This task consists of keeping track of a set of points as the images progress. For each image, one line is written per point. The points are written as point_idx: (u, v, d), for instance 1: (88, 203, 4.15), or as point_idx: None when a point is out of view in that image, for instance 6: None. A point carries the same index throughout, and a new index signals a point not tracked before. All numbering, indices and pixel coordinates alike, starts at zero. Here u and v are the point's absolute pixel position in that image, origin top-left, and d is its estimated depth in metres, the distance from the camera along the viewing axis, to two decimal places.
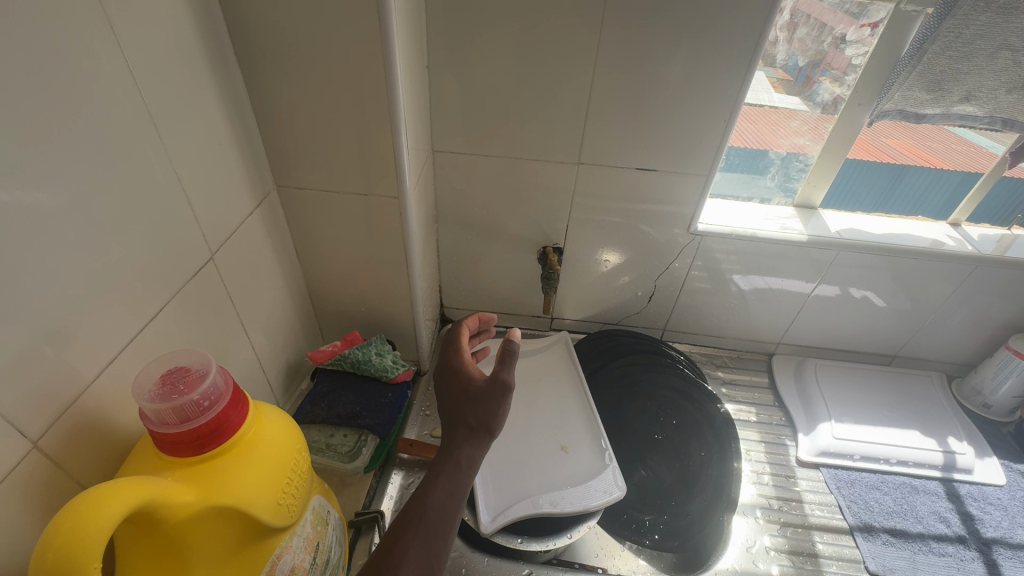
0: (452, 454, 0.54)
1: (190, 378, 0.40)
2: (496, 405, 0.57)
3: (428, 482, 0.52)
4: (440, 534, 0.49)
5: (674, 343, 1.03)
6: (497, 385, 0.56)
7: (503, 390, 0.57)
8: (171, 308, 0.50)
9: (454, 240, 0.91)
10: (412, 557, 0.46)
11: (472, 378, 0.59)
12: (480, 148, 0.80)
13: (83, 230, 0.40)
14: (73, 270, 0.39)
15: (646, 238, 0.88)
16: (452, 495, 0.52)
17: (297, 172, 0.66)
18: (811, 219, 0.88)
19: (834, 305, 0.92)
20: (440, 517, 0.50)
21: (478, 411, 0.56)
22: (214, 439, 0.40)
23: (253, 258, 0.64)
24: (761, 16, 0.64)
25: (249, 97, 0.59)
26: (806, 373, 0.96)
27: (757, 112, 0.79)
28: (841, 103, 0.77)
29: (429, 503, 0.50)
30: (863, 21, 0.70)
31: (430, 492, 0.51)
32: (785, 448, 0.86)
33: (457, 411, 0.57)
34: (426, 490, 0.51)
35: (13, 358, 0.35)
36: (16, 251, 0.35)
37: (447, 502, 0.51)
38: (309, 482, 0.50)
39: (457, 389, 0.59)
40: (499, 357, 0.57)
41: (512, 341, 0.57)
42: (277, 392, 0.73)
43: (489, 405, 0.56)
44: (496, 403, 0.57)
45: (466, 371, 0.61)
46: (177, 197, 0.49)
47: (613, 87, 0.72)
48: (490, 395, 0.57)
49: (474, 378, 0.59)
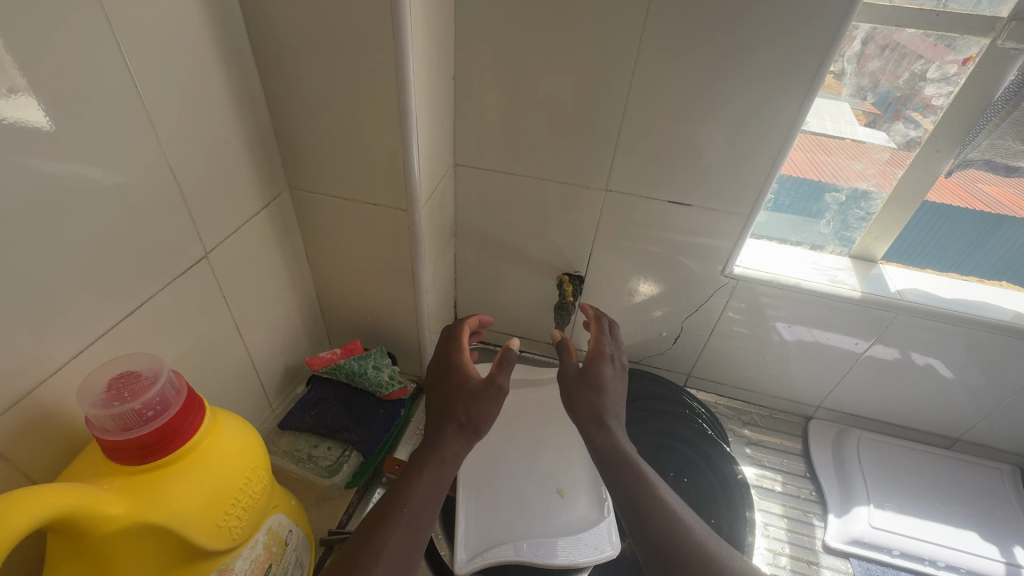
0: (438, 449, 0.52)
1: (138, 384, 0.39)
2: (489, 405, 0.56)
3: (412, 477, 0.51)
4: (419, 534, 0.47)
5: (699, 390, 0.95)
6: (493, 387, 0.56)
7: (498, 394, 0.56)
8: (152, 304, 0.50)
9: (473, 257, 0.88)
10: (389, 551, 0.45)
11: (468, 376, 0.59)
12: (503, 164, 0.76)
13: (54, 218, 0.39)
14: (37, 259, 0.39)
15: (674, 275, 0.81)
16: (433, 491, 0.50)
17: (309, 176, 0.65)
18: (867, 273, 0.78)
19: (885, 372, 0.81)
20: (417, 518, 0.48)
21: (468, 409, 0.55)
22: (155, 450, 0.38)
23: (255, 258, 0.63)
24: (818, 45, 0.57)
25: (265, 98, 0.59)
26: (845, 444, 0.85)
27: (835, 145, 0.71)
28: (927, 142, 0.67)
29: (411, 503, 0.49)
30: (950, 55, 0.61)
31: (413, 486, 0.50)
32: (812, 529, 0.75)
33: (449, 406, 0.56)
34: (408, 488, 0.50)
35: None
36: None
37: (427, 502, 0.50)
38: (265, 502, 0.48)
39: (451, 387, 0.58)
40: (498, 361, 0.57)
41: (510, 348, 0.57)
42: (270, 394, 0.72)
43: (482, 405, 0.56)
44: (490, 403, 0.56)
45: (464, 369, 0.60)
46: (169, 192, 0.49)
47: (646, 111, 0.66)
48: (484, 395, 0.56)
49: (469, 377, 0.58)
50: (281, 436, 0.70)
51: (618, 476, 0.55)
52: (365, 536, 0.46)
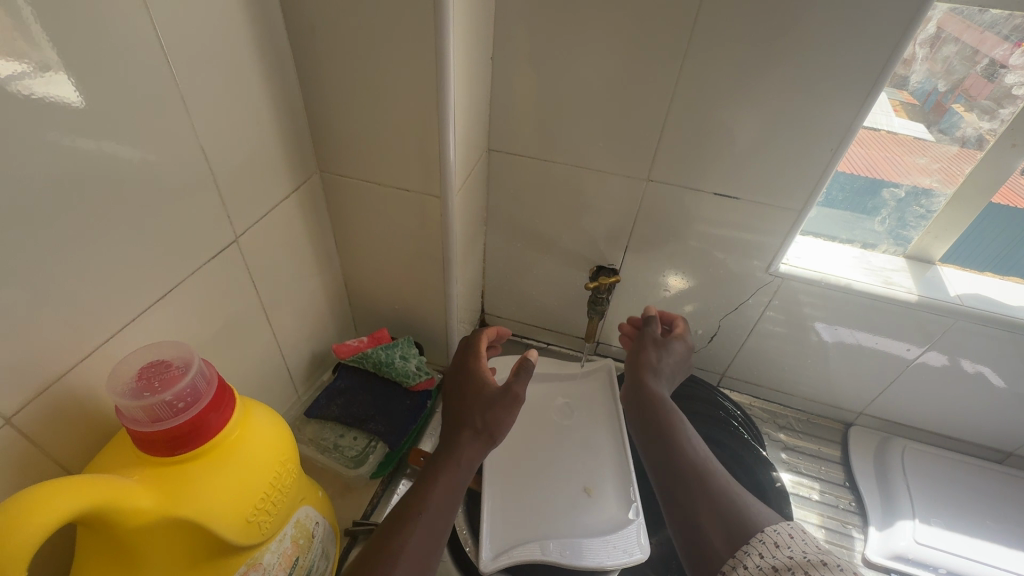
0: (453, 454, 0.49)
1: (169, 374, 0.37)
2: (505, 415, 0.53)
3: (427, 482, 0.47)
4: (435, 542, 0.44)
5: (732, 391, 0.91)
6: (509, 396, 0.53)
7: (513, 403, 0.53)
8: (184, 289, 0.48)
9: (503, 246, 0.85)
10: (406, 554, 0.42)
11: (484, 384, 0.56)
12: (540, 150, 0.73)
13: (87, 199, 0.38)
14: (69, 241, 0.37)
15: (714, 271, 0.77)
16: (448, 497, 0.47)
17: (341, 159, 0.63)
18: (923, 275, 0.73)
19: (937, 380, 0.77)
20: (434, 523, 0.45)
21: (484, 415, 0.52)
22: (185, 442, 0.37)
23: (284, 243, 0.62)
24: (896, 27, 0.52)
25: (298, 76, 0.57)
26: (888, 454, 0.81)
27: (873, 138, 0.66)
28: (973, 142, 0.64)
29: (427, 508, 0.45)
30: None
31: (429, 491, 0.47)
32: (851, 541, 0.72)
33: (465, 412, 0.53)
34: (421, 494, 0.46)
35: None
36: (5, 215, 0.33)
37: (441, 509, 0.46)
38: (293, 496, 0.46)
39: (467, 394, 0.55)
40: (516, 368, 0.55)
41: (529, 357, 0.56)
42: (296, 380, 0.71)
43: (497, 412, 0.53)
44: (506, 412, 0.53)
45: (480, 377, 0.57)
46: (203, 174, 0.47)
47: (697, 97, 0.62)
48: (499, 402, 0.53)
49: (485, 386, 0.55)
50: (307, 424, 0.69)
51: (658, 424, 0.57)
52: (382, 538, 0.43)
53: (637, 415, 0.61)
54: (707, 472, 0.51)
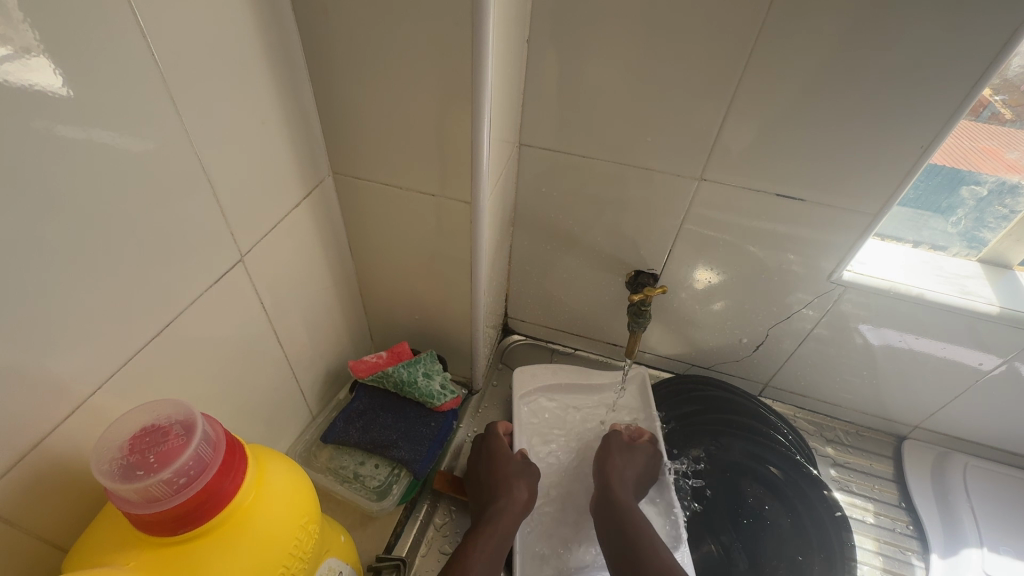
0: (489, 523, 0.56)
1: (166, 445, 0.31)
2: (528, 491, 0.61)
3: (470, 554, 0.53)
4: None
5: (774, 402, 0.86)
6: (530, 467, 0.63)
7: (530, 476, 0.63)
8: (182, 319, 0.43)
9: (531, 248, 0.78)
10: None
11: (506, 458, 0.64)
12: (575, 145, 0.65)
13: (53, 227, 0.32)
14: (35, 278, 0.31)
15: (766, 278, 0.70)
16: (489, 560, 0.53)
17: (356, 160, 0.56)
18: (1002, 280, 0.66)
19: (1008, 395, 0.70)
20: None
21: (518, 492, 0.60)
22: (189, 522, 0.31)
23: (296, 257, 0.55)
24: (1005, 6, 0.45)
25: (307, 68, 0.50)
26: (948, 472, 0.75)
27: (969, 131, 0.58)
28: (983, 116, 0.57)
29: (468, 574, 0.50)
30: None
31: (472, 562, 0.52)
32: (910, 570, 0.68)
33: (496, 485, 0.60)
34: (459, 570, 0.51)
35: None
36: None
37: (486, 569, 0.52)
38: (317, 554, 0.41)
39: (494, 468, 0.63)
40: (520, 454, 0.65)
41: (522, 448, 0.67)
42: (312, 401, 0.66)
43: (519, 482, 0.61)
44: (530, 489, 0.61)
45: (502, 452, 0.64)
46: (198, 186, 0.41)
47: (759, 86, 0.54)
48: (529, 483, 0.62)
49: (508, 459, 0.63)
50: (322, 449, 0.65)
51: (630, 535, 0.57)
52: None
53: (604, 520, 0.61)
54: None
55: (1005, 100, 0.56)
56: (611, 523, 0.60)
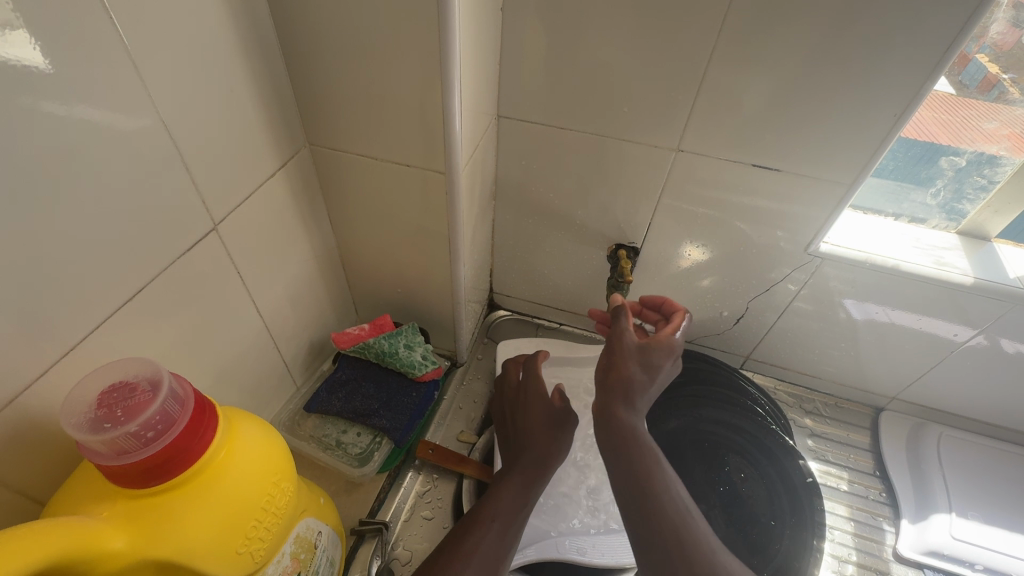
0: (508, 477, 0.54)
1: (134, 400, 0.32)
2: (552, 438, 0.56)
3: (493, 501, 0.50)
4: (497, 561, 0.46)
5: (755, 374, 0.87)
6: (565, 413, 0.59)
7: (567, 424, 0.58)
8: (157, 286, 0.43)
9: (514, 222, 0.79)
10: None
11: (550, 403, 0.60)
12: (556, 116, 0.65)
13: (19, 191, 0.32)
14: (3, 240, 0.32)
15: (745, 250, 0.71)
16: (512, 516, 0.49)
17: (332, 129, 0.56)
18: (979, 252, 0.67)
19: (983, 365, 0.71)
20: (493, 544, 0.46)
21: (546, 447, 0.56)
22: (160, 474, 0.32)
23: (274, 227, 0.56)
24: None
25: (278, 35, 0.49)
26: (923, 442, 0.77)
27: (940, 106, 0.58)
28: (993, 95, 0.58)
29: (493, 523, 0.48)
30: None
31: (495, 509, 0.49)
32: (881, 535, 0.70)
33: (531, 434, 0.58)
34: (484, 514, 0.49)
35: None
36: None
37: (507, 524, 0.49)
38: (291, 511, 0.42)
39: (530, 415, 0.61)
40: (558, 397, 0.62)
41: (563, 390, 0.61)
42: (296, 371, 0.67)
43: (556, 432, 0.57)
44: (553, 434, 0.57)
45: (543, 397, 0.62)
46: (169, 152, 0.41)
47: (736, 55, 0.54)
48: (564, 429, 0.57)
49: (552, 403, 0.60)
50: (306, 418, 0.66)
51: (631, 476, 0.43)
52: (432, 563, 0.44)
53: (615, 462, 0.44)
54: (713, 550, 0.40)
55: (1016, 79, 0.56)
56: (616, 455, 0.44)
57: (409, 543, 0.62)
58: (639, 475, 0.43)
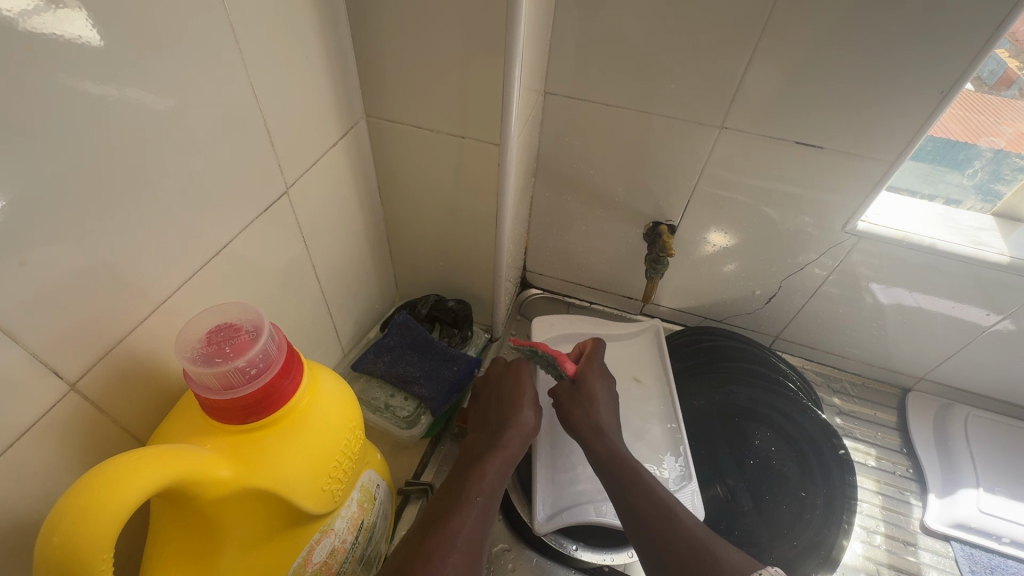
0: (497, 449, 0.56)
1: (239, 340, 0.34)
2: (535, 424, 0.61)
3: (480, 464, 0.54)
4: (480, 515, 0.49)
5: (783, 354, 0.88)
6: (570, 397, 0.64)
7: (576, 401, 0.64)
8: (235, 244, 0.45)
9: (551, 201, 0.80)
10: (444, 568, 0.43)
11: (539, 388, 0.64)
12: (601, 94, 0.66)
13: (126, 141, 0.34)
14: (113, 188, 0.34)
15: (781, 229, 0.72)
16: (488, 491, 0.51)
17: (389, 102, 0.57)
18: (1016, 233, 0.67)
19: (1012, 348, 0.72)
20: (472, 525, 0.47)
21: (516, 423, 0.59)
22: (260, 410, 0.35)
23: (332, 195, 0.58)
24: None
25: (345, 6, 0.51)
26: (951, 421, 0.78)
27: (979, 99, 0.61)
28: (1014, 90, 0.60)
29: (480, 482, 0.51)
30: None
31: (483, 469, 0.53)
32: (908, 508, 0.71)
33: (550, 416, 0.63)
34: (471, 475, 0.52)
35: (65, 283, 0.32)
36: (42, 155, 0.29)
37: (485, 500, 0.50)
38: (360, 460, 0.45)
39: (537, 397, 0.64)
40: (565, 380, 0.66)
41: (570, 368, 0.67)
42: (344, 339, 0.70)
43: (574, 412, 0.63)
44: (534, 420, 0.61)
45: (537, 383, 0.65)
46: (250, 114, 0.43)
47: (788, 31, 0.55)
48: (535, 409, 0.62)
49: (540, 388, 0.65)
50: (354, 382, 0.69)
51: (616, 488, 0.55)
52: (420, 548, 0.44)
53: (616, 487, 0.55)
54: (707, 541, 0.49)
55: None
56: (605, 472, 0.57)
57: None
58: (622, 486, 0.55)
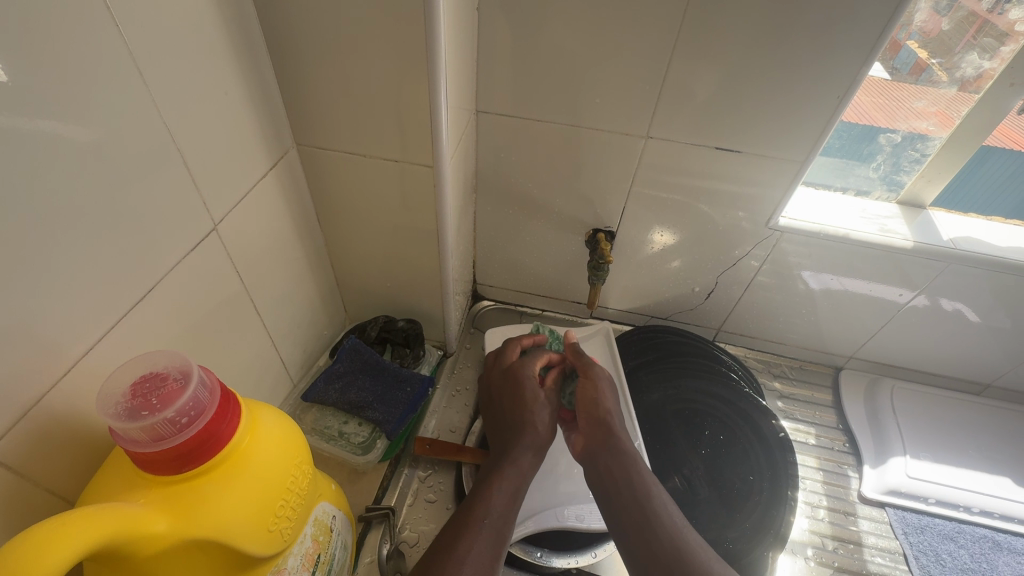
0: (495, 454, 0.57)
1: (166, 390, 0.34)
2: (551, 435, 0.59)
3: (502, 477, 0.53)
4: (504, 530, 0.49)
5: (727, 345, 0.93)
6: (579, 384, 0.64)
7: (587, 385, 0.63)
8: (163, 286, 0.44)
9: (494, 214, 0.82)
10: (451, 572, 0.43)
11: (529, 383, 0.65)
12: (531, 109, 0.68)
13: (32, 194, 0.33)
14: (21, 244, 0.33)
15: (711, 227, 0.76)
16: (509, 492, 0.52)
17: (318, 128, 0.57)
18: (918, 219, 0.74)
19: (924, 322, 0.79)
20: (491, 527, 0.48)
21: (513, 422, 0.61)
22: (195, 458, 0.34)
23: (266, 226, 0.57)
24: None
25: (264, 39, 0.51)
26: (879, 395, 0.84)
27: (874, 84, 0.65)
28: (924, 80, 0.65)
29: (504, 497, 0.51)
30: (993, 17, 0.59)
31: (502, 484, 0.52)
32: (847, 481, 0.76)
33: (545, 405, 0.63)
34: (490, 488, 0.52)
35: None
36: None
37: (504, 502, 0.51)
38: (310, 494, 0.44)
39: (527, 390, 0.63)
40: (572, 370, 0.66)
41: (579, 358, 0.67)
42: (292, 369, 0.68)
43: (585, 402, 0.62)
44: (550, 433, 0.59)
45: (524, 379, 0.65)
46: (169, 153, 0.42)
47: (696, 46, 0.59)
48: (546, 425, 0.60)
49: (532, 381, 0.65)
50: (306, 411, 0.68)
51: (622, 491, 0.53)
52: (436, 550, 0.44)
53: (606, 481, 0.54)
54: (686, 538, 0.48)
55: (943, 64, 0.63)
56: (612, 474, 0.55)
57: (414, 523, 0.65)
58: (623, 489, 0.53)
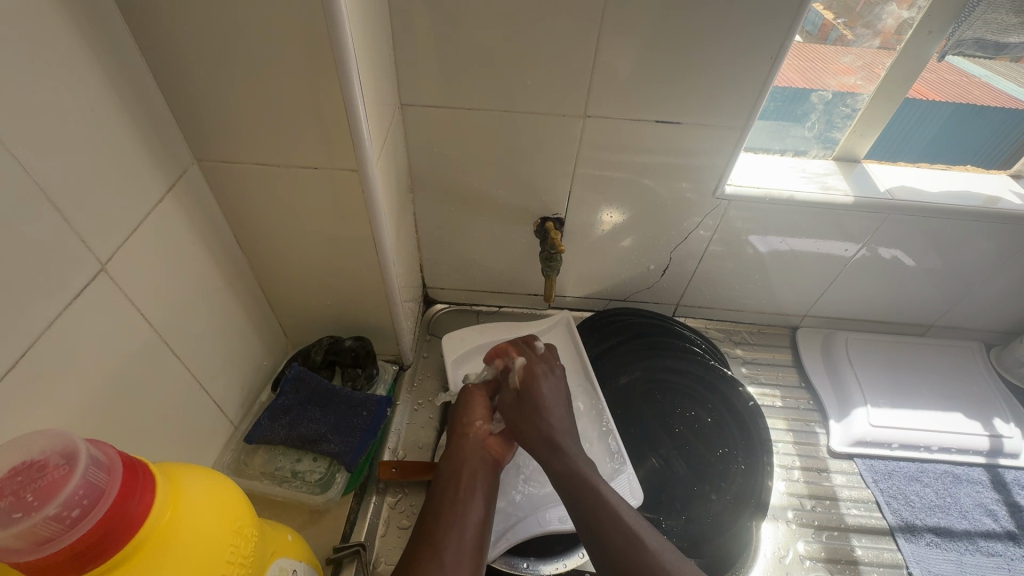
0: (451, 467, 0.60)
1: (47, 479, 0.28)
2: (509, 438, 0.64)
3: (465, 497, 0.56)
4: (474, 549, 0.52)
5: (687, 318, 0.93)
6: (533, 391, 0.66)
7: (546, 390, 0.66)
8: (43, 348, 0.37)
9: (435, 214, 0.77)
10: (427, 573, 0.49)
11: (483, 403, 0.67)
12: (460, 98, 0.63)
13: None
14: None
15: (659, 202, 0.74)
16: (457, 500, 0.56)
17: (220, 142, 0.50)
18: (854, 173, 0.75)
19: (869, 273, 0.81)
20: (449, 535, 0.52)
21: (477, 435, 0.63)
22: (104, 549, 0.28)
23: (173, 259, 0.50)
24: None
25: (136, 43, 0.43)
26: (835, 348, 0.87)
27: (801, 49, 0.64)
28: (831, 40, 0.65)
29: (469, 518, 0.54)
30: None
31: (469, 507, 0.55)
32: (816, 438, 0.78)
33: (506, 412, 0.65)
34: (451, 510, 0.55)
35: None
36: None
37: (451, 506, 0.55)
38: (259, 557, 0.39)
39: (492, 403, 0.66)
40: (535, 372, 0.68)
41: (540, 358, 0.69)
42: (230, 410, 0.62)
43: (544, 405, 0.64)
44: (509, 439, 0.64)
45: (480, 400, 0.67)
46: (26, 190, 0.35)
47: (626, 17, 0.55)
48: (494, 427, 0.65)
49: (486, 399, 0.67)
50: (253, 454, 0.62)
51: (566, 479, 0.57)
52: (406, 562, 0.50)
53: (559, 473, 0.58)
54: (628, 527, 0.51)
55: (847, 23, 0.64)
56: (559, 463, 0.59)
57: (389, 554, 0.61)
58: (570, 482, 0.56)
